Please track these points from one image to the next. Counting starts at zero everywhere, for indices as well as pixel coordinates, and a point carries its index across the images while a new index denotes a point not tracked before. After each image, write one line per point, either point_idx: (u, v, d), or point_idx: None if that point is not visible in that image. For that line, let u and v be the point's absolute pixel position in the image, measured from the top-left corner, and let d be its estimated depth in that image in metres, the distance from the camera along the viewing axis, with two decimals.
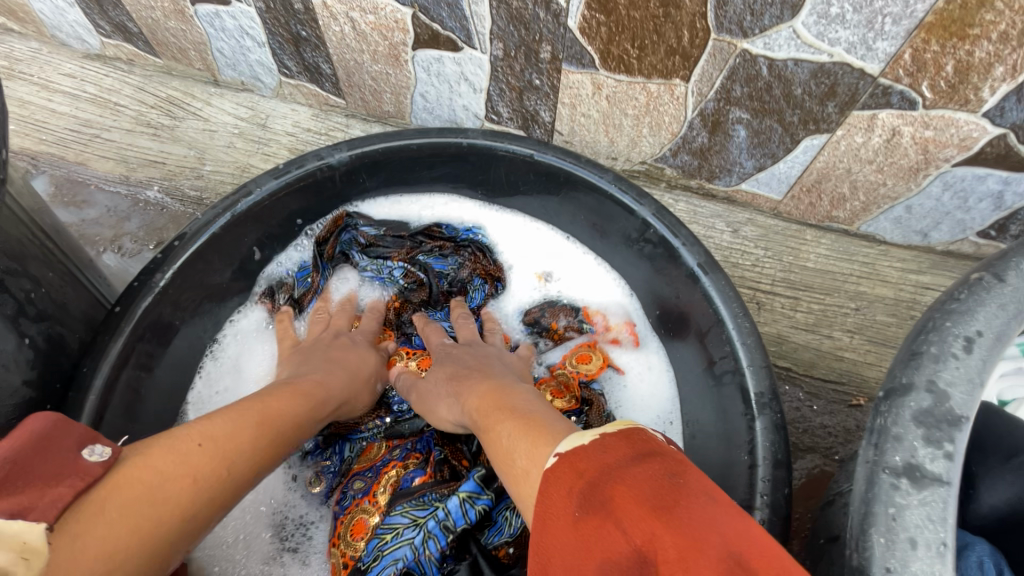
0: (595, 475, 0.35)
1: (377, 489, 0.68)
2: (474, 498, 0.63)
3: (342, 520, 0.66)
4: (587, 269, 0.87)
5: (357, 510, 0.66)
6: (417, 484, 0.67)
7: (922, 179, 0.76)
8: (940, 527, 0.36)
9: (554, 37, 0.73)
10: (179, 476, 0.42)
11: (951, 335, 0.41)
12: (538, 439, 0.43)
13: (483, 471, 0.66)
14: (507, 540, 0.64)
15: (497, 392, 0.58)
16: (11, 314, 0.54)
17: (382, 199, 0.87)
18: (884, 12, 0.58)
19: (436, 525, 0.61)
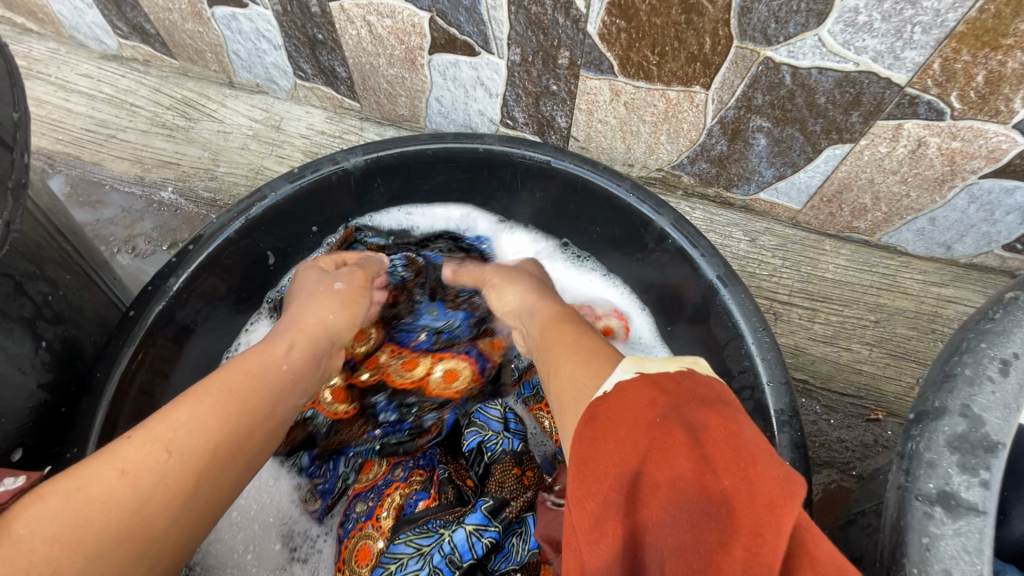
0: (673, 402, 0.36)
1: (381, 512, 0.66)
2: (480, 531, 0.62)
3: (347, 545, 0.66)
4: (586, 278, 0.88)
5: (362, 535, 0.65)
6: (421, 509, 0.66)
7: (947, 191, 0.75)
8: (976, 559, 0.34)
9: (573, 43, 0.73)
10: (142, 466, 0.41)
11: (987, 357, 0.40)
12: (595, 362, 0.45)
13: (490, 501, 0.64)
14: (515, 567, 0.64)
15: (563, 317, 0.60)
16: (28, 317, 0.54)
17: (396, 210, 0.87)
18: (914, 21, 0.57)
19: (442, 560, 0.60)
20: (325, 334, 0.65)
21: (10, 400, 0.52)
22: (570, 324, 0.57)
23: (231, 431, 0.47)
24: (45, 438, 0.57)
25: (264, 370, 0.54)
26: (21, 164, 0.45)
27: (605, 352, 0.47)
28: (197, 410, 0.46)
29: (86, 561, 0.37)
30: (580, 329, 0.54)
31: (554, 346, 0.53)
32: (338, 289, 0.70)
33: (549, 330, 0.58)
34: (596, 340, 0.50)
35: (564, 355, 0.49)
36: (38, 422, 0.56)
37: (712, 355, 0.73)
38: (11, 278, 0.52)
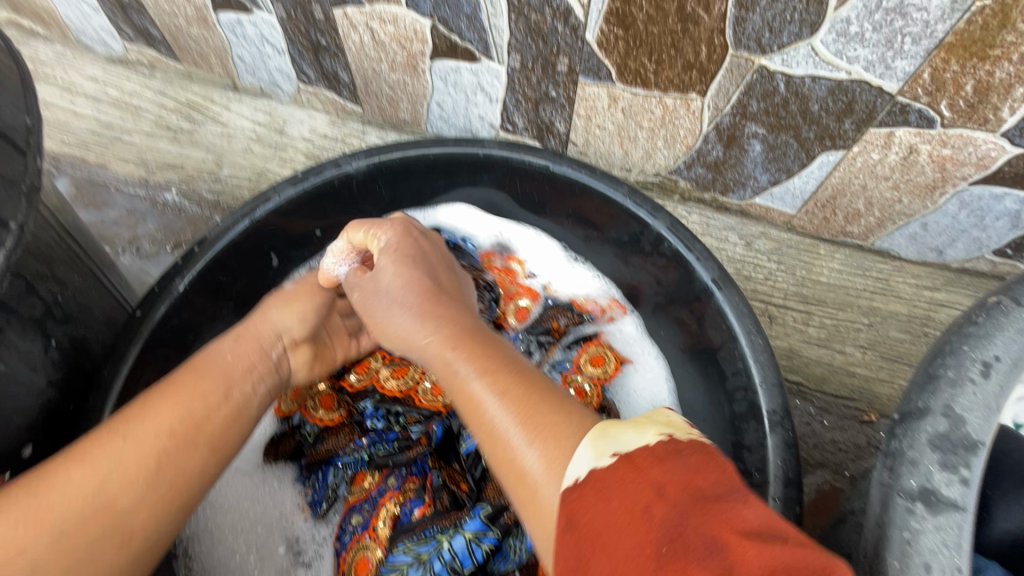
0: (673, 494, 0.35)
1: (377, 523, 0.68)
2: (480, 537, 0.63)
3: (344, 557, 0.69)
4: (577, 272, 0.89)
5: (359, 547, 0.67)
6: (417, 517, 0.67)
7: (938, 197, 0.76)
8: (954, 552, 0.36)
9: (572, 50, 0.74)
10: (100, 462, 0.46)
11: (969, 359, 0.41)
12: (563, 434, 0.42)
13: (489, 509, 0.66)
14: (514, 567, 0.65)
15: (453, 333, 0.53)
16: (39, 316, 0.55)
17: (396, 213, 0.88)
18: (904, 31, 0.58)
19: (442, 567, 0.61)
20: (271, 330, 0.62)
21: (21, 398, 0.54)
22: (474, 346, 0.51)
23: (186, 420, 0.51)
24: (53, 435, 0.58)
25: (219, 368, 0.56)
26: (34, 167, 0.47)
27: (555, 413, 0.44)
28: (150, 405, 0.50)
29: (52, 538, 0.42)
30: (501, 363, 0.49)
31: (474, 399, 0.47)
32: (288, 291, 0.66)
33: (447, 355, 0.51)
34: (532, 391, 0.46)
35: (504, 419, 0.44)
36: (48, 419, 0.57)
37: (706, 357, 0.74)
38: (24, 278, 0.53)
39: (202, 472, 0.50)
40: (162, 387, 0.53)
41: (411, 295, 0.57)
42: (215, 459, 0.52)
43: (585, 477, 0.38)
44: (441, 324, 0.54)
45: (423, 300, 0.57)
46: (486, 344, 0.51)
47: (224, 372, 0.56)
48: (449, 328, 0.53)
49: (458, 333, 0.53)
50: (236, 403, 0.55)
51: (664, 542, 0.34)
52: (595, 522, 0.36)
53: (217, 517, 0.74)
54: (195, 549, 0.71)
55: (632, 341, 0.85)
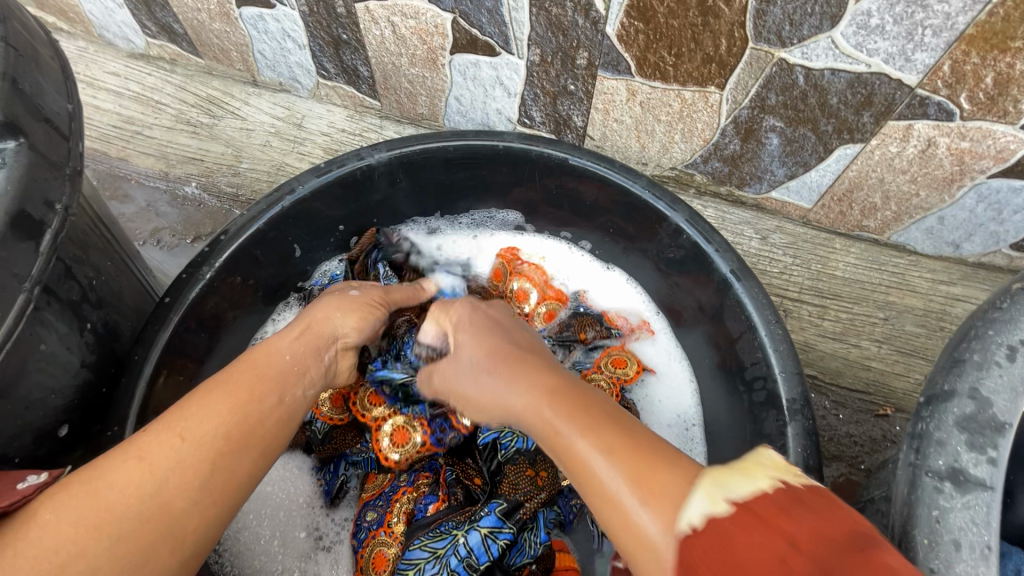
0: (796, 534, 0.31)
1: (392, 519, 0.69)
2: (496, 533, 0.63)
3: (362, 553, 0.69)
4: (613, 285, 0.90)
5: (376, 543, 0.68)
6: (431, 513, 0.68)
7: (956, 190, 0.76)
8: (983, 530, 0.36)
9: (592, 44, 0.75)
10: (162, 460, 0.43)
11: (994, 343, 0.42)
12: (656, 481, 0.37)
13: (504, 504, 0.65)
14: (529, 560, 0.66)
15: (552, 386, 0.47)
16: (76, 299, 0.56)
17: (421, 221, 0.91)
18: (925, 23, 0.59)
19: (459, 563, 0.62)
20: (329, 331, 0.61)
21: (59, 377, 0.55)
22: (580, 403, 0.44)
23: (245, 419, 0.48)
24: (86, 416, 0.60)
25: (275, 363, 0.54)
26: (77, 152, 0.48)
27: (665, 469, 0.37)
28: (208, 401, 0.47)
29: (113, 541, 0.39)
30: (607, 421, 0.42)
31: (577, 465, 0.41)
32: (353, 294, 0.66)
33: (542, 413, 0.45)
34: (636, 441, 0.40)
35: (613, 482, 0.38)
36: (82, 401, 0.59)
37: (724, 348, 0.75)
38: (63, 262, 0.55)
39: (252, 475, 0.47)
40: (219, 379, 0.50)
41: (498, 356, 0.53)
42: (265, 463, 0.48)
43: (700, 523, 0.33)
44: (533, 377, 0.49)
45: (507, 360, 0.52)
46: (582, 392, 0.46)
47: (279, 370, 0.53)
48: (545, 377, 0.48)
49: (553, 386, 0.47)
50: (290, 406, 0.52)
51: (776, 556, 0.30)
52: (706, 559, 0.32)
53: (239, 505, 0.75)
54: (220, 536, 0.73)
55: (661, 351, 0.85)
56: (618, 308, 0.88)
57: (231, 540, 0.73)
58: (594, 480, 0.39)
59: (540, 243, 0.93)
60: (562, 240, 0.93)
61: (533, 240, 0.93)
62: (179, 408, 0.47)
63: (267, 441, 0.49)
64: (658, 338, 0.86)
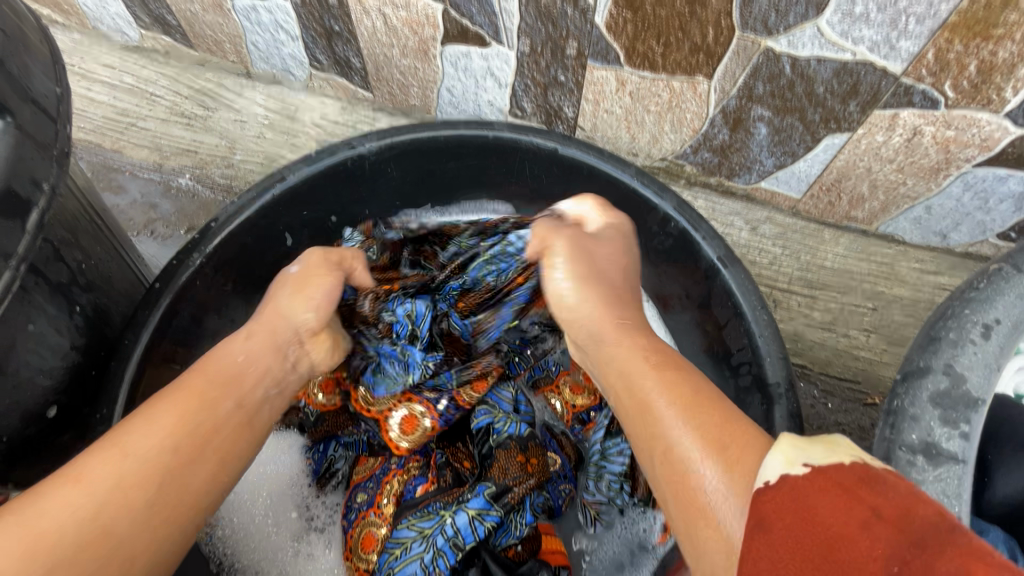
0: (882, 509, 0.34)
1: (381, 501, 0.69)
2: (483, 515, 0.64)
3: (352, 534, 0.69)
4: None
5: (365, 523, 0.68)
6: (421, 493, 0.68)
7: (942, 179, 0.77)
8: (953, 501, 0.37)
9: (581, 34, 0.75)
10: (106, 478, 0.45)
11: (970, 322, 0.42)
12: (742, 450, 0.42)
13: (492, 487, 0.66)
14: (515, 541, 0.67)
15: (660, 358, 0.53)
16: (65, 282, 0.57)
17: (413, 212, 0.91)
18: (909, 11, 0.59)
19: (445, 543, 0.63)
20: (285, 326, 0.63)
21: (48, 359, 0.55)
22: (680, 381, 0.50)
23: (191, 430, 0.50)
24: (75, 398, 0.60)
25: (224, 367, 0.56)
26: (64, 134, 0.49)
27: (751, 445, 0.42)
28: (154, 416, 0.49)
29: (53, 562, 0.40)
30: (704, 399, 0.47)
31: (661, 420, 0.47)
32: (293, 273, 0.66)
33: (640, 379, 0.52)
34: (721, 415, 0.45)
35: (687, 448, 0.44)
36: (71, 383, 0.59)
37: (711, 335, 0.76)
38: (51, 245, 0.55)
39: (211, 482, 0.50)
40: (174, 389, 0.53)
41: (604, 331, 0.60)
42: (223, 469, 0.52)
43: (773, 481, 0.38)
44: (639, 352, 0.55)
45: (620, 330, 0.59)
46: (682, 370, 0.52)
47: (228, 376, 0.56)
48: (650, 356, 0.54)
49: (655, 362, 0.53)
50: (247, 411, 0.56)
51: (856, 520, 0.33)
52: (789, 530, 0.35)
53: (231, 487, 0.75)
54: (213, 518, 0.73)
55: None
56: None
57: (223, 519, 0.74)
58: (684, 436, 0.45)
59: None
60: None
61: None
62: (130, 423, 0.49)
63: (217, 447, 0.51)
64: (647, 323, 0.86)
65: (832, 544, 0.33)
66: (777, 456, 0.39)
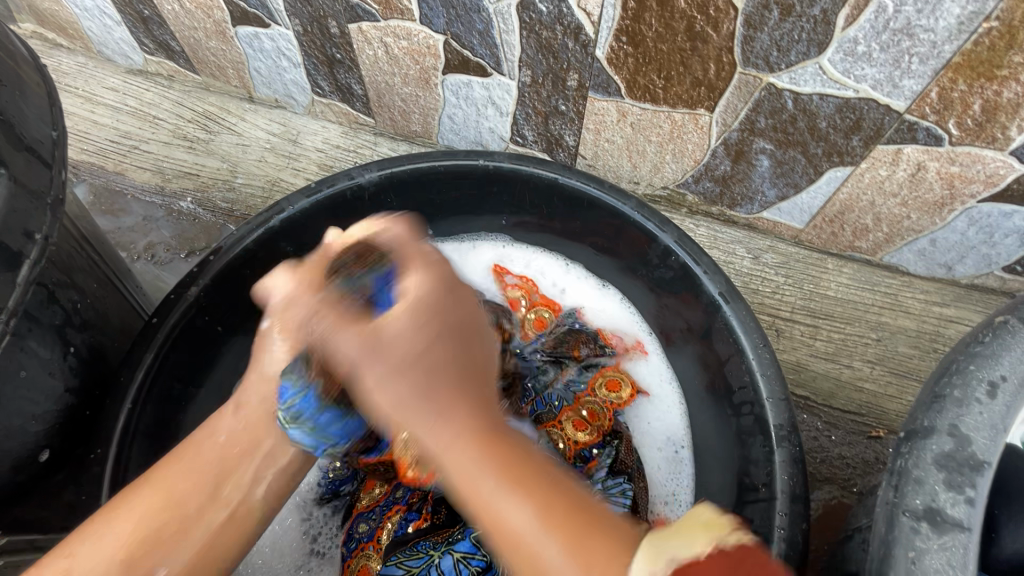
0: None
1: (381, 535, 0.68)
2: (468, 558, 0.62)
3: (349, 563, 0.69)
4: (610, 307, 0.89)
5: (363, 556, 0.68)
6: (412, 530, 0.67)
7: (947, 214, 0.76)
8: (960, 573, 0.36)
9: (582, 66, 0.75)
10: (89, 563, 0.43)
11: (975, 379, 0.41)
12: (579, 535, 0.36)
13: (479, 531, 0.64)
14: None
15: (466, 420, 0.40)
16: (59, 324, 0.57)
17: None
18: (911, 51, 0.59)
19: None
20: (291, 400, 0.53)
21: (41, 404, 0.57)
22: (511, 461, 0.39)
23: (176, 516, 0.46)
24: (69, 439, 0.62)
25: (210, 453, 0.49)
26: (59, 179, 0.49)
27: (591, 532, 0.36)
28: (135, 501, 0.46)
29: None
30: (523, 459, 0.39)
31: (497, 522, 0.37)
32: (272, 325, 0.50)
33: (457, 461, 0.39)
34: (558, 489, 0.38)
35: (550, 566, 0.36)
36: (64, 424, 0.60)
37: (713, 371, 0.75)
38: (45, 288, 0.55)
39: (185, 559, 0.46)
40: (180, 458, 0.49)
41: (431, 408, 0.40)
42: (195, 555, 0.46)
43: None
44: (456, 399, 0.41)
45: (430, 368, 0.41)
46: (501, 437, 0.41)
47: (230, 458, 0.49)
48: (474, 431, 0.40)
49: (488, 437, 0.40)
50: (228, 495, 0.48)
51: None
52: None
53: None
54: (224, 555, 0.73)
55: (654, 372, 0.84)
56: (614, 327, 0.88)
57: None
58: (513, 532, 0.37)
59: (535, 257, 0.92)
60: (557, 257, 0.92)
61: (528, 252, 0.93)
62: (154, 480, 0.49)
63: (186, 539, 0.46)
64: (651, 359, 0.85)
65: None
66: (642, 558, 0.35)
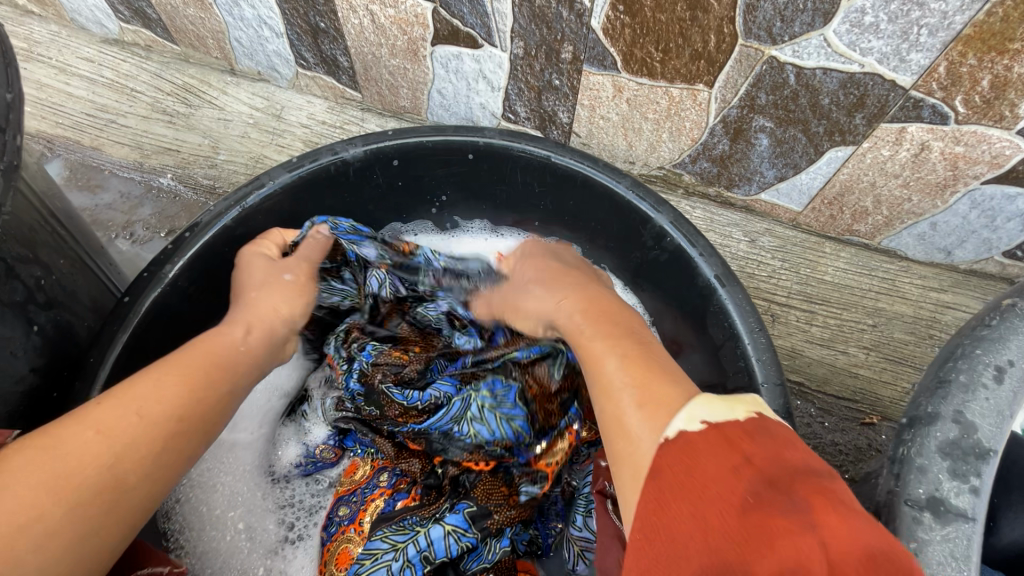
0: (761, 460, 0.34)
1: (363, 518, 0.66)
2: (459, 533, 0.62)
3: (328, 547, 0.67)
4: None
5: (342, 539, 0.66)
6: (399, 507, 0.65)
7: (949, 196, 0.74)
8: (963, 564, 0.35)
9: (576, 37, 0.72)
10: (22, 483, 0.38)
11: (982, 363, 0.39)
12: (653, 391, 0.41)
13: (473, 506, 0.63)
14: (487, 567, 0.63)
15: (588, 298, 0.55)
16: (20, 301, 0.55)
17: (400, 225, 0.89)
18: (921, 22, 0.56)
19: (416, 554, 0.60)
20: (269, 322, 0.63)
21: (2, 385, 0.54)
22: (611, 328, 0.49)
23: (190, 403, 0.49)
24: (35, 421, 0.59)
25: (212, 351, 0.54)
26: (13, 145, 0.45)
27: (668, 383, 0.42)
28: (161, 381, 0.48)
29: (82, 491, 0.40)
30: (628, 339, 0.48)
31: (601, 378, 0.45)
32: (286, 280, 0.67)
33: (578, 325, 0.52)
34: (651, 364, 0.44)
35: (620, 383, 0.43)
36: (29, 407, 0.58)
37: (707, 358, 0.73)
38: (5, 261, 0.53)
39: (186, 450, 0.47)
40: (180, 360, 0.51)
41: (546, 279, 0.61)
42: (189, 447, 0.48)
43: (676, 436, 0.37)
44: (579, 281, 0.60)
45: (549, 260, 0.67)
46: (606, 317, 0.52)
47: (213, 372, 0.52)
48: (585, 303, 0.54)
49: (597, 314, 0.52)
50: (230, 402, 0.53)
51: (734, 472, 0.33)
52: (667, 484, 0.35)
53: (206, 501, 0.73)
54: (186, 538, 0.70)
55: None
56: None
57: (197, 537, 0.71)
58: (611, 378, 0.44)
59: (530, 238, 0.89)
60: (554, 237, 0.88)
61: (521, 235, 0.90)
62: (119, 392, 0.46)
63: (207, 431, 0.50)
64: None
65: (729, 505, 0.32)
66: (683, 415, 0.38)
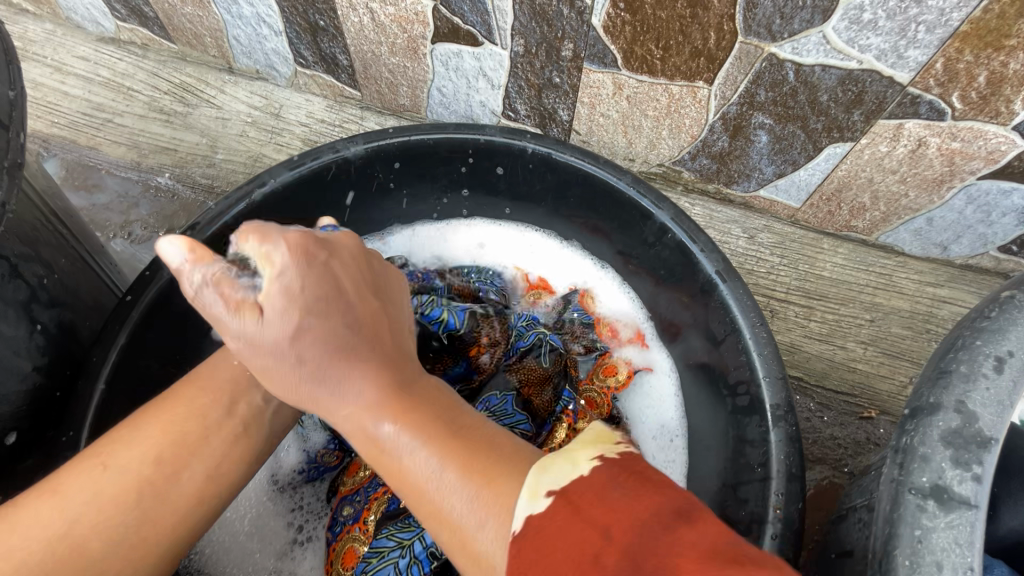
0: (605, 514, 0.34)
1: (366, 515, 0.66)
2: None
3: (336, 546, 0.68)
4: (608, 290, 0.86)
5: (348, 538, 0.67)
6: (404, 504, 0.66)
7: (945, 191, 0.75)
8: (966, 550, 0.35)
9: (577, 35, 0.72)
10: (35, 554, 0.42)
11: (982, 354, 0.40)
12: (483, 479, 0.40)
13: None
14: None
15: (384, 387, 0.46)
16: (24, 300, 0.55)
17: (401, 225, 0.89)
18: (919, 19, 0.57)
19: (422, 551, 0.62)
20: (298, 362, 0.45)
21: (5, 383, 0.54)
22: (425, 416, 0.44)
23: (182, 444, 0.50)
24: (38, 420, 0.59)
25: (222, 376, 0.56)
26: (16, 142, 0.45)
27: (501, 468, 0.40)
28: (147, 423, 0.50)
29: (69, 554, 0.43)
30: (437, 420, 0.45)
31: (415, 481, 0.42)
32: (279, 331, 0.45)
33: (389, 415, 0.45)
34: (476, 441, 0.43)
35: (451, 491, 0.40)
36: (32, 406, 0.58)
37: (708, 354, 0.74)
38: (8, 260, 0.53)
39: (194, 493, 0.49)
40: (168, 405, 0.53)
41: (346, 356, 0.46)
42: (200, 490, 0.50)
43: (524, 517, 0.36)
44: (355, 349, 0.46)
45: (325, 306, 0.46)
46: (410, 407, 0.45)
47: (195, 417, 0.52)
48: (393, 396, 0.45)
49: (397, 382, 0.47)
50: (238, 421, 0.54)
51: (581, 537, 0.34)
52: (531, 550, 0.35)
53: None
54: (195, 537, 0.70)
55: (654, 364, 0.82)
56: (616, 315, 0.85)
57: (206, 540, 0.71)
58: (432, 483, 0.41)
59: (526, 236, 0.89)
60: (552, 236, 0.89)
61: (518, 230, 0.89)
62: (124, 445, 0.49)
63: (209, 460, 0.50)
64: (651, 352, 0.83)
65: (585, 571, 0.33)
66: (527, 490, 0.38)
